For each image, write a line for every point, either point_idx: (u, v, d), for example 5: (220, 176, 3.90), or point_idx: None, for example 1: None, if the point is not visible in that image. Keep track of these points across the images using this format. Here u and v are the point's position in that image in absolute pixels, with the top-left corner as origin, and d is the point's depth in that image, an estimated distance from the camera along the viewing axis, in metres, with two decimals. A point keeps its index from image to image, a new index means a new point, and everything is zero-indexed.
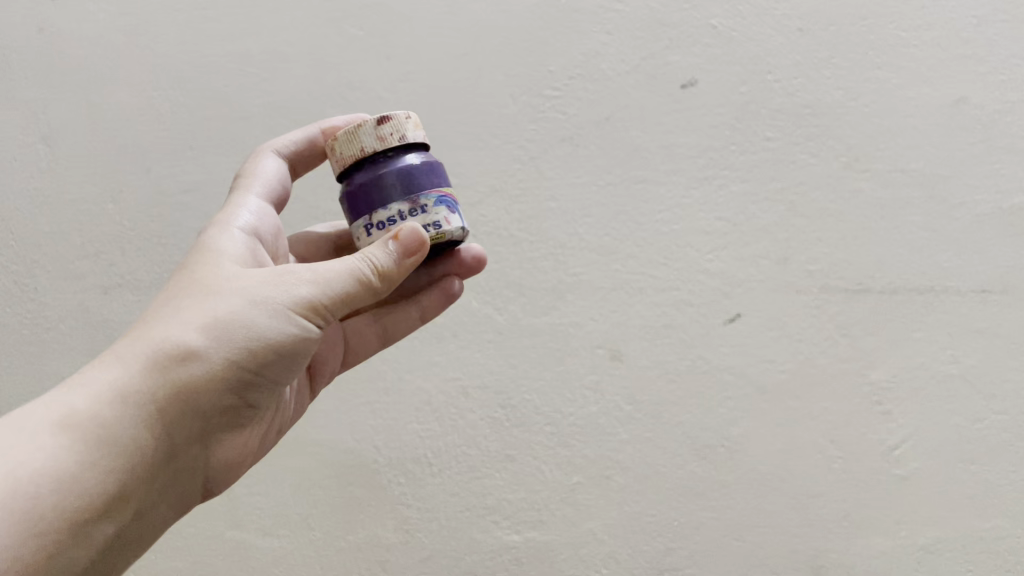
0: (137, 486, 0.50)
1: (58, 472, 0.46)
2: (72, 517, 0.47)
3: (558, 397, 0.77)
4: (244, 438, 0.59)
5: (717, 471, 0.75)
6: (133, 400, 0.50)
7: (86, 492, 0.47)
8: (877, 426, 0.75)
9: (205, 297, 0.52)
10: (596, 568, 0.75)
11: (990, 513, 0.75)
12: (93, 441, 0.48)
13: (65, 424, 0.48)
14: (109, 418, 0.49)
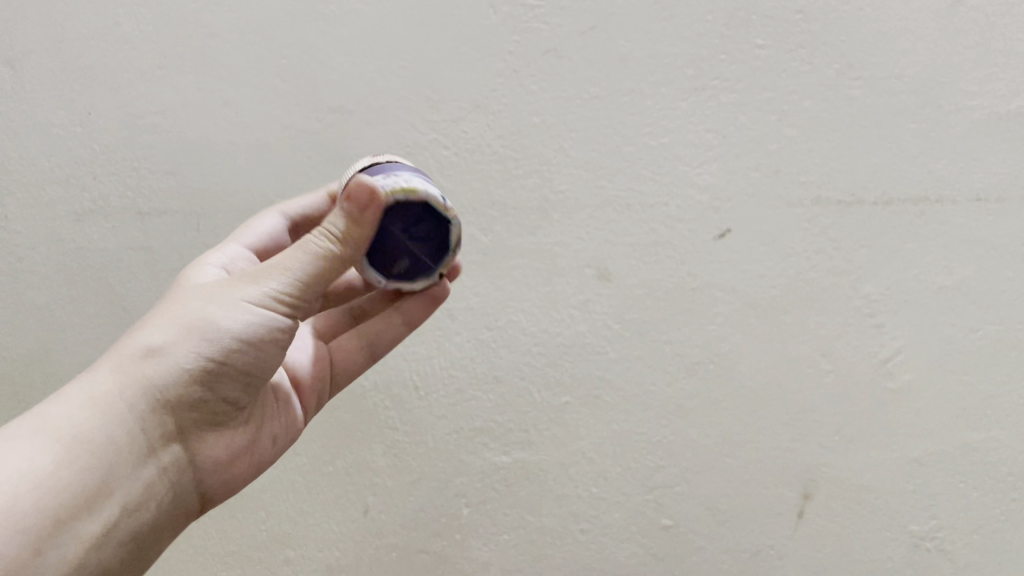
0: (120, 482, 0.47)
1: (30, 471, 0.44)
2: (48, 516, 0.44)
3: (545, 318, 0.75)
4: (234, 439, 0.54)
5: (706, 387, 0.73)
6: (104, 401, 0.47)
7: (61, 491, 0.44)
8: (869, 340, 0.72)
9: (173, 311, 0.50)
10: (586, 487, 0.74)
11: (985, 425, 0.71)
12: (65, 443, 0.45)
13: (35, 429, 0.46)
14: (85, 419, 0.46)
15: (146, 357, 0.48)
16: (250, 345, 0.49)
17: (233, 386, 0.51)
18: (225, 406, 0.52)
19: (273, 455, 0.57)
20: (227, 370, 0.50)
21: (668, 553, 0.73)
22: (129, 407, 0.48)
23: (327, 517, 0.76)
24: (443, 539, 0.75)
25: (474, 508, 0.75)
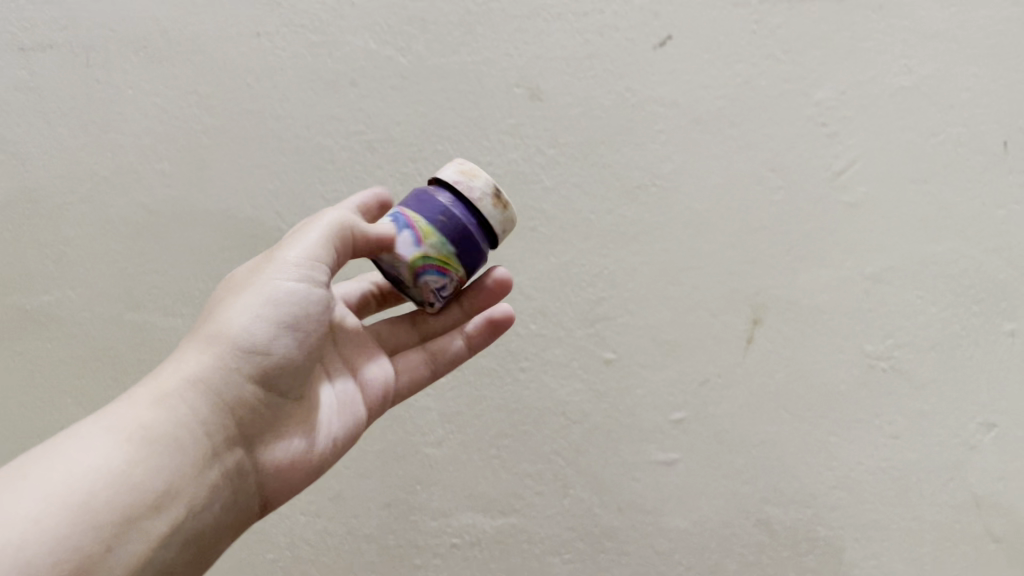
0: (184, 481, 0.44)
1: (96, 468, 0.41)
2: (117, 511, 0.41)
3: (474, 145, 0.69)
4: (299, 442, 0.51)
5: (649, 212, 0.68)
6: (171, 399, 0.45)
7: (128, 490, 0.42)
8: (821, 150, 0.67)
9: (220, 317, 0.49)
10: (523, 325, 0.70)
11: (944, 236, 0.67)
12: (128, 442, 0.43)
13: (96, 430, 0.43)
14: (149, 418, 0.44)
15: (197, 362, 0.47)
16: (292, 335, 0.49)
17: (281, 381, 0.49)
18: (278, 403, 0.50)
19: (334, 461, 0.54)
20: (274, 368, 0.49)
21: (612, 388, 0.69)
22: (188, 409, 0.46)
23: None
24: None
25: None
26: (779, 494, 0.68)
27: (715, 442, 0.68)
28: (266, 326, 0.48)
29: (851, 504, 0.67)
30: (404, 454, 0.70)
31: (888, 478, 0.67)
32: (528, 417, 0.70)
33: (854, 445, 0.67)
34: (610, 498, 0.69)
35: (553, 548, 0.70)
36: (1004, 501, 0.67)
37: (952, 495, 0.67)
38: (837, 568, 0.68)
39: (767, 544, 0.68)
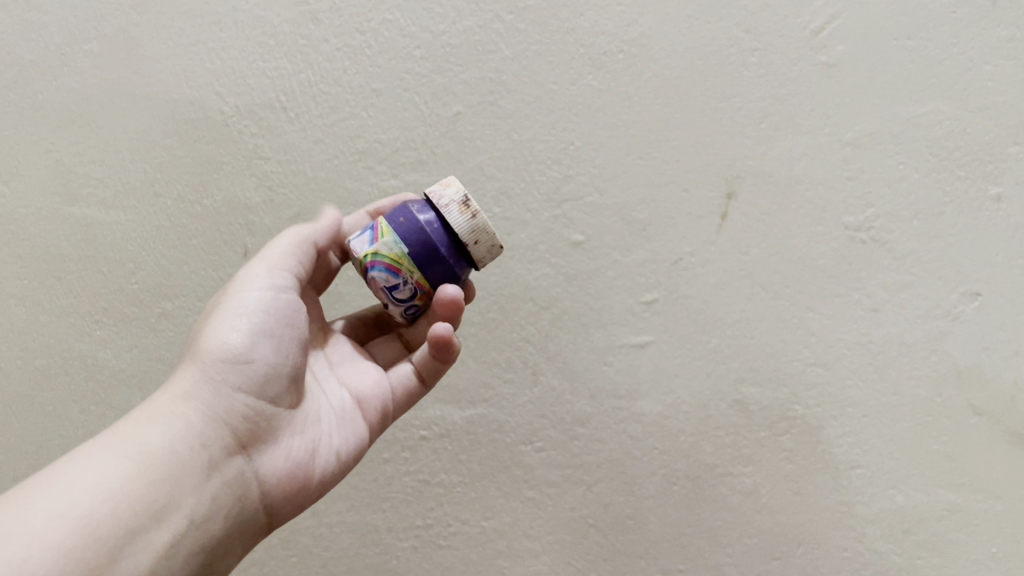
0: (184, 489, 0.44)
1: (99, 483, 0.41)
2: (122, 522, 0.41)
3: (426, 14, 0.66)
4: (298, 449, 0.51)
5: (616, 81, 0.65)
6: (164, 419, 0.46)
7: (130, 500, 0.42)
8: (797, 7, 0.64)
9: (213, 342, 0.50)
10: (488, 208, 0.66)
11: (929, 97, 0.64)
12: (128, 459, 0.43)
13: (99, 451, 0.43)
14: (143, 435, 0.45)
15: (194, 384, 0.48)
16: (276, 349, 0.50)
17: (268, 389, 0.50)
18: (277, 416, 0.50)
19: (337, 475, 0.53)
20: (266, 381, 0.50)
21: (581, 271, 0.66)
22: (186, 426, 0.46)
23: (203, 262, 0.68)
24: (337, 280, 0.67)
25: None
26: (755, 373, 0.66)
27: (688, 323, 0.66)
28: (252, 342, 0.49)
29: (830, 381, 0.65)
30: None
31: (868, 354, 0.65)
32: (495, 303, 0.67)
33: (833, 320, 0.65)
34: (581, 384, 0.67)
35: (524, 437, 0.68)
36: (986, 372, 0.64)
37: (932, 368, 0.65)
38: (814, 447, 0.66)
39: (743, 425, 0.66)
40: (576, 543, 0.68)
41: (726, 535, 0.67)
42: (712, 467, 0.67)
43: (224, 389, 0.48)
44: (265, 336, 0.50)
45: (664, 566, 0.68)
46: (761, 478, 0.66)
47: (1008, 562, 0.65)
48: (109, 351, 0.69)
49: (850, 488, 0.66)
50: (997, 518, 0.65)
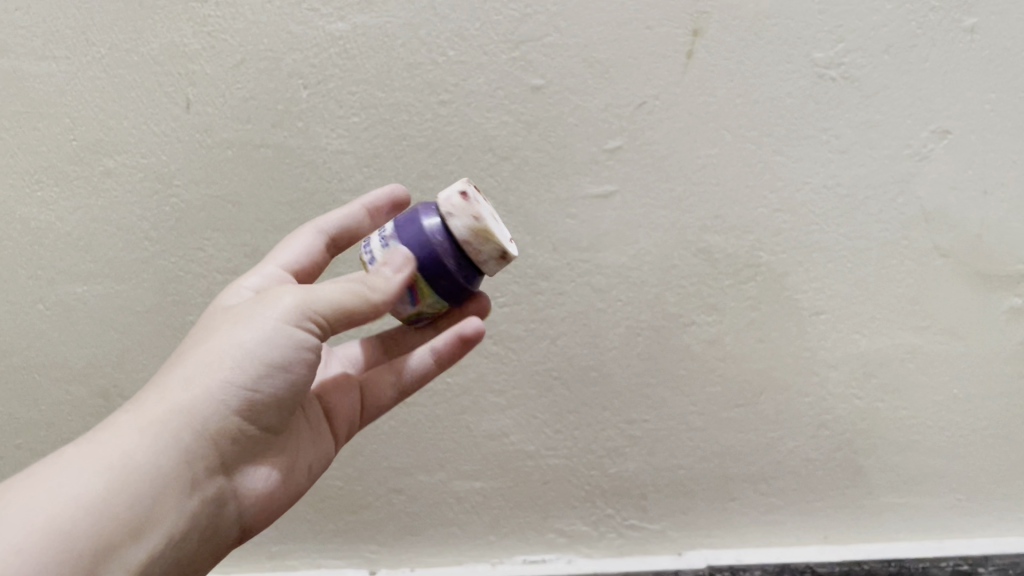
0: (165, 508, 0.42)
1: (77, 497, 0.39)
2: (101, 539, 0.39)
3: None
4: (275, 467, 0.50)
5: None
6: (155, 431, 0.43)
7: (108, 522, 0.40)
8: None
9: (209, 343, 0.46)
10: (441, 53, 0.63)
11: None
12: (108, 472, 0.41)
13: (81, 458, 0.41)
14: (130, 448, 0.42)
15: (187, 392, 0.44)
16: (281, 367, 0.45)
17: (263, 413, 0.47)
18: (264, 429, 0.48)
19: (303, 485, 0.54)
20: (262, 402, 0.46)
21: (541, 118, 0.63)
22: (175, 438, 0.43)
23: (146, 118, 0.65)
24: (285, 132, 0.64)
25: (314, 91, 0.64)
26: (721, 221, 0.64)
27: (653, 171, 0.64)
28: (256, 364, 0.45)
29: (796, 227, 0.64)
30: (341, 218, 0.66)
31: (835, 197, 0.64)
32: (452, 156, 0.64)
33: (800, 163, 0.63)
34: (544, 238, 0.66)
35: (487, 293, 0.67)
36: (953, 213, 0.63)
37: (899, 211, 0.63)
38: (779, 294, 0.65)
39: (708, 273, 0.65)
40: (541, 396, 0.69)
41: (690, 384, 0.68)
42: (676, 318, 0.66)
43: (219, 404, 0.44)
44: (273, 357, 0.45)
45: (629, 417, 0.69)
46: (725, 327, 0.66)
47: (965, 400, 0.67)
48: (53, 214, 0.67)
49: (813, 335, 0.66)
50: (958, 358, 0.66)
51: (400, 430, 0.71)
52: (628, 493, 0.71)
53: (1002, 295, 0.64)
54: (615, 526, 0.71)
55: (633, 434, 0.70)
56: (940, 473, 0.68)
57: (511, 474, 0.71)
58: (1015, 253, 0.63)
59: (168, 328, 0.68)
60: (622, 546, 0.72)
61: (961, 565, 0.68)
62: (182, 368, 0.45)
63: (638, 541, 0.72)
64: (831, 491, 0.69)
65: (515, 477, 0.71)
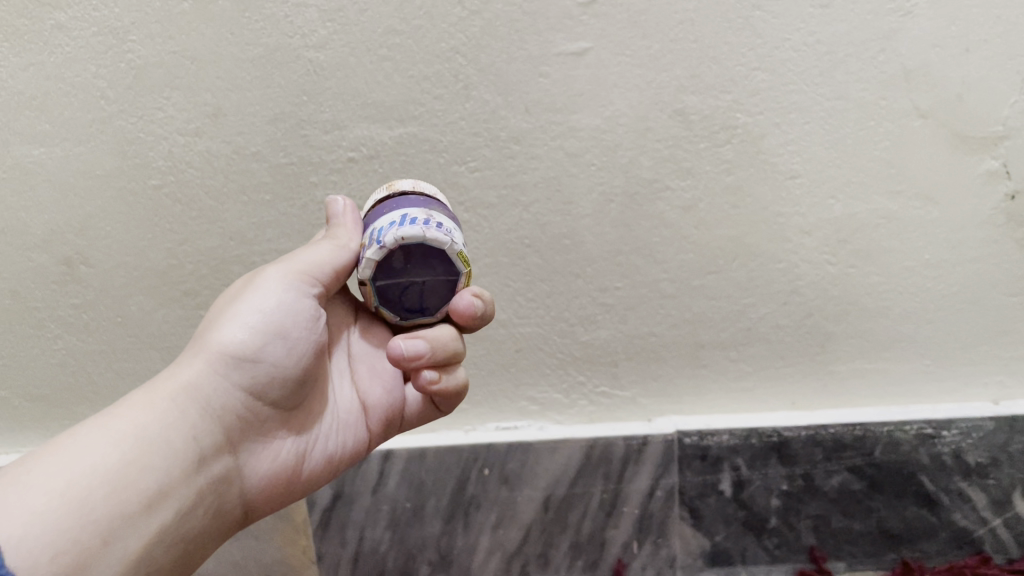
0: (176, 482, 0.44)
1: (93, 464, 0.42)
2: (119, 507, 0.41)
3: None
4: (286, 451, 0.52)
5: None
6: (161, 406, 0.46)
7: (127, 488, 0.42)
8: None
9: (209, 332, 0.50)
10: None
11: None
12: (123, 442, 0.43)
13: (95, 429, 0.44)
14: (136, 420, 0.45)
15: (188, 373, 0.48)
16: (282, 354, 0.50)
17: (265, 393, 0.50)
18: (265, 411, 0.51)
19: (322, 476, 0.54)
20: (259, 378, 0.50)
21: None
22: (180, 416, 0.46)
23: None
24: None
25: None
26: (697, 81, 0.62)
27: (629, 27, 0.61)
28: (255, 335, 0.49)
29: (774, 87, 0.62)
30: (308, 75, 0.63)
31: (815, 55, 0.62)
32: (420, 10, 0.61)
33: (780, 19, 0.61)
34: (516, 98, 0.63)
35: (457, 157, 0.65)
36: (934, 72, 0.62)
37: (880, 69, 0.62)
38: (754, 158, 0.64)
39: (683, 134, 0.64)
40: (513, 265, 0.68)
41: (663, 251, 0.67)
42: (649, 183, 0.65)
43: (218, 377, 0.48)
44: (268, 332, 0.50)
45: (601, 285, 0.69)
46: (699, 192, 0.65)
47: (937, 267, 0.67)
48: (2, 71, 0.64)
49: (789, 200, 0.65)
50: (932, 223, 0.66)
51: None
52: (600, 360, 0.72)
53: (979, 157, 0.64)
54: (586, 393, 0.73)
55: (606, 302, 0.69)
56: (911, 339, 0.69)
57: (483, 342, 0.71)
58: (993, 115, 0.62)
59: (129, 193, 0.67)
60: (593, 412, 0.74)
61: (925, 428, 0.69)
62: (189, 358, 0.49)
63: (608, 408, 0.73)
64: (800, 357, 0.70)
65: (488, 345, 0.72)
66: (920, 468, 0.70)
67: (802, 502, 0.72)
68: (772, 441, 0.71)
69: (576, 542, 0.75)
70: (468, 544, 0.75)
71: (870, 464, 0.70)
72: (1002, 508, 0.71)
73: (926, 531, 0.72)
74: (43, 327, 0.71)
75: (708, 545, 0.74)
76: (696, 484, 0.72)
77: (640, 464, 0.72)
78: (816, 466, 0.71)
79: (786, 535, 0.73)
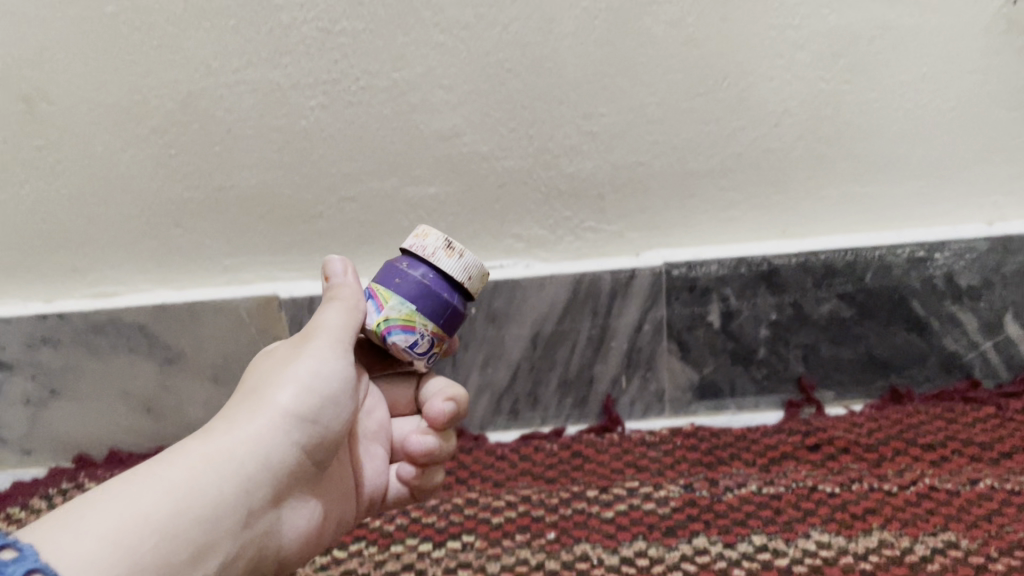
0: (224, 537, 0.41)
1: (148, 514, 0.38)
2: (170, 556, 0.38)
3: None
4: (271, 412, 0.46)
5: None
6: (217, 457, 0.43)
7: (180, 542, 0.38)
8: None
9: (263, 391, 0.47)
10: None
11: None
12: (178, 496, 0.40)
13: (150, 479, 0.40)
14: (194, 472, 0.41)
15: (257, 427, 0.45)
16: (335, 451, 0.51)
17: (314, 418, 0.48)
18: (305, 467, 0.48)
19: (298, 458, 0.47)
20: (312, 439, 0.48)
21: None
22: (231, 467, 0.43)
23: None
24: None
25: None
26: None
27: None
28: (312, 397, 0.48)
29: None
30: None
31: None
32: None
33: None
34: None
35: None
36: None
37: None
38: None
39: None
40: (493, 92, 0.65)
41: (649, 73, 0.64)
42: None
43: (278, 436, 0.46)
44: (317, 388, 0.48)
45: (585, 112, 0.66)
46: (687, 5, 0.62)
47: (933, 80, 0.64)
48: None
49: (782, 11, 0.62)
50: (930, 33, 0.63)
51: (346, 133, 0.66)
52: (586, 194, 0.69)
53: None
54: (572, 229, 0.71)
55: (590, 130, 0.66)
56: (903, 161, 0.67)
57: (464, 178, 0.68)
58: None
59: (84, 21, 0.63)
60: (580, 248, 0.72)
61: (916, 252, 0.68)
62: (243, 421, 0.45)
63: (595, 243, 0.72)
64: (790, 185, 0.68)
65: (470, 181, 0.68)
66: (912, 293, 0.69)
67: (792, 332, 0.72)
68: (761, 270, 0.70)
69: (564, 378, 0.75)
70: (457, 384, 0.75)
71: (860, 290, 0.70)
72: (993, 331, 0.70)
73: (917, 358, 0.72)
74: (6, 169, 0.68)
75: (697, 376, 0.75)
76: (684, 316, 0.72)
77: (627, 298, 0.72)
78: (806, 295, 0.70)
79: (775, 366, 0.73)
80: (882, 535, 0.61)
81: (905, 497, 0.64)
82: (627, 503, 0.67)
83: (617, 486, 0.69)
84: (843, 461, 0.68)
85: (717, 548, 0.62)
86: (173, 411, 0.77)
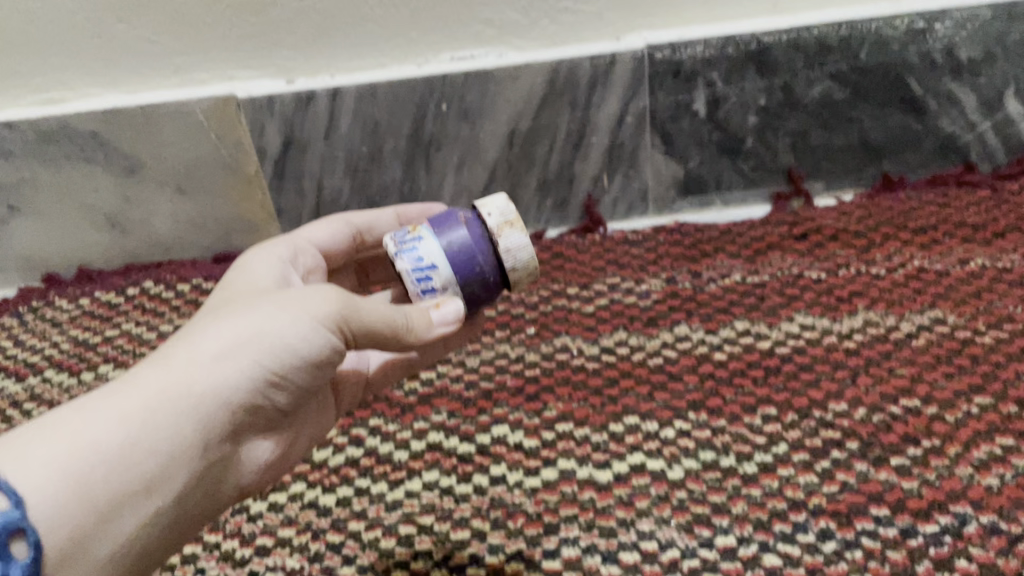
0: (178, 473, 0.37)
1: (97, 448, 0.34)
2: (107, 492, 0.34)
3: None
4: (254, 355, 0.38)
5: None
6: (188, 388, 0.36)
7: (124, 482, 0.34)
8: None
9: (251, 316, 0.38)
10: None
11: None
12: (133, 431, 0.35)
13: (105, 402, 0.35)
14: (157, 398, 0.36)
15: (237, 365, 0.37)
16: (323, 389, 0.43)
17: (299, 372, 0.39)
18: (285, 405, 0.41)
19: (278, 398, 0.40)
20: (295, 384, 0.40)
21: None
22: (200, 404, 0.37)
23: None
24: None
25: None
26: None
27: None
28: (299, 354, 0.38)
29: None
30: None
31: None
32: None
33: None
34: None
35: None
36: None
37: None
38: None
39: None
40: None
41: None
42: None
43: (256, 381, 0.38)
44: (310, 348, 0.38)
45: None
46: None
47: None
48: None
49: None
50: None
51: None
52: None
53: None
54: (547, 12, 0.65)
55: None
56: None
57: None
58: None
59: None
60: (557, 34, 0.66)
61: (916, 22, 0.64)
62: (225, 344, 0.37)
63: (573, 26, 0.66)
64: None
65: None
66: (909, 70, 0.66)
67: (780, 118, 0.68)
68: (750, 49, 0.65)
69: (543, 179, 0.72)
70: (432, 189, 0.72)
71: (855, 69, 0.66)
72: (992, 110, 0.67)
73: (911, 142, 0.69)
74: None
75: (682, 171, 0.72)
76: (669, 105, 0.68)
77: (608, 87, 0.67)
78: (796, 76, 0.66)
79: (764, 156, 0.71)
80: (868, 315, 0.60)
81: (893, 280, 0.62)
82: (608, 298, 0.66)
83: (599, 282, 0.68)
84: (831, 249, 0.66)
85: (700, 335, 0.61)
86: (140, 225, 0.75)
